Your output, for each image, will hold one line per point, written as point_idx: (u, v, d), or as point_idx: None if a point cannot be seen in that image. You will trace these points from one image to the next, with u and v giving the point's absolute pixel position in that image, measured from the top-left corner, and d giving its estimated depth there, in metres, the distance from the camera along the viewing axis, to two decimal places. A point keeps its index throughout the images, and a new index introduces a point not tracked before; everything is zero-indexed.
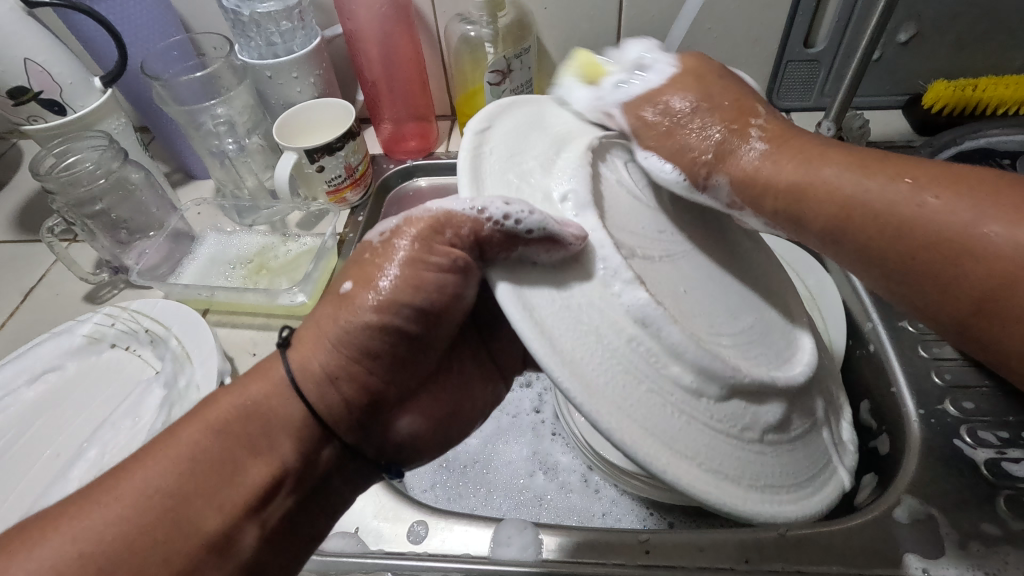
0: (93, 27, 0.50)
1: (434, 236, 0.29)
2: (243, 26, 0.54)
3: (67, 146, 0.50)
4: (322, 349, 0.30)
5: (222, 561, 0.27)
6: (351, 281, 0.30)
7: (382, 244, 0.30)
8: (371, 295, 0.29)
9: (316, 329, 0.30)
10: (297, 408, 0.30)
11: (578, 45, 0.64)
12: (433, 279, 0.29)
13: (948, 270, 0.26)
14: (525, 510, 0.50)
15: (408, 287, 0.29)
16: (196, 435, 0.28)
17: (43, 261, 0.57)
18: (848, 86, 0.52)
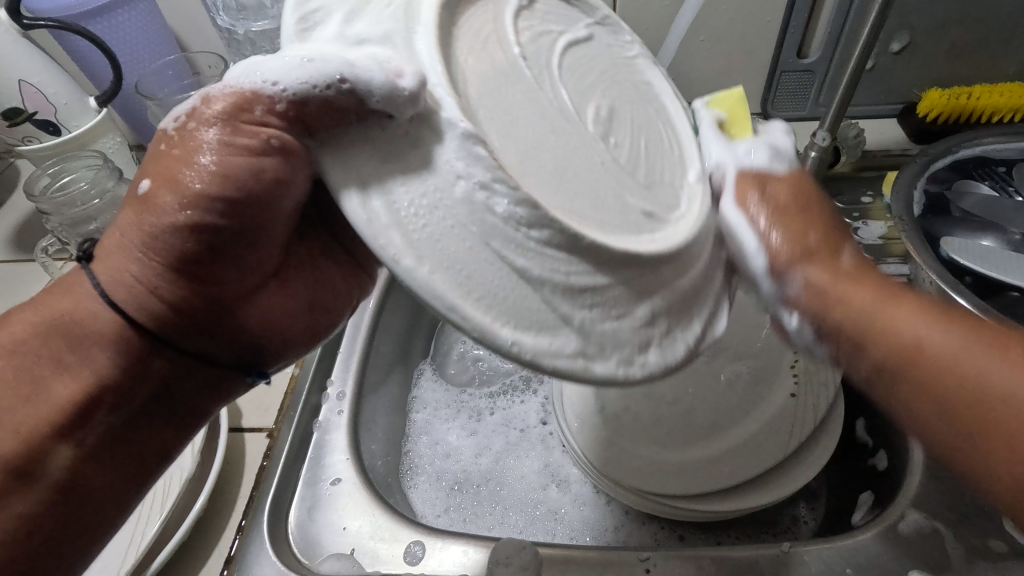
0: (88, 49, 0.50)
1: (240, 115, 0.24)
2: (237, 44, 0.55)
3: (62, 166, 0.50)
4: (131, 259, 0.26)
5: (34, 484, 0.27)
6: (148, 180, 0.25)
7: (180, 124, 0.25)
8: (170, 196, 0.24)
9: (118, 238, 0.26)
10: (110, 318, 0.27)
11: None
12: (241, 163, 0.24)
13: (881, 347, 0.26)
14: (542, 525, 0.49)
15: (219, 176, 0.24)
16: (8, 352, 0.27)
17: (39, 281, 0.57)
18: (842, 95, 0.52)
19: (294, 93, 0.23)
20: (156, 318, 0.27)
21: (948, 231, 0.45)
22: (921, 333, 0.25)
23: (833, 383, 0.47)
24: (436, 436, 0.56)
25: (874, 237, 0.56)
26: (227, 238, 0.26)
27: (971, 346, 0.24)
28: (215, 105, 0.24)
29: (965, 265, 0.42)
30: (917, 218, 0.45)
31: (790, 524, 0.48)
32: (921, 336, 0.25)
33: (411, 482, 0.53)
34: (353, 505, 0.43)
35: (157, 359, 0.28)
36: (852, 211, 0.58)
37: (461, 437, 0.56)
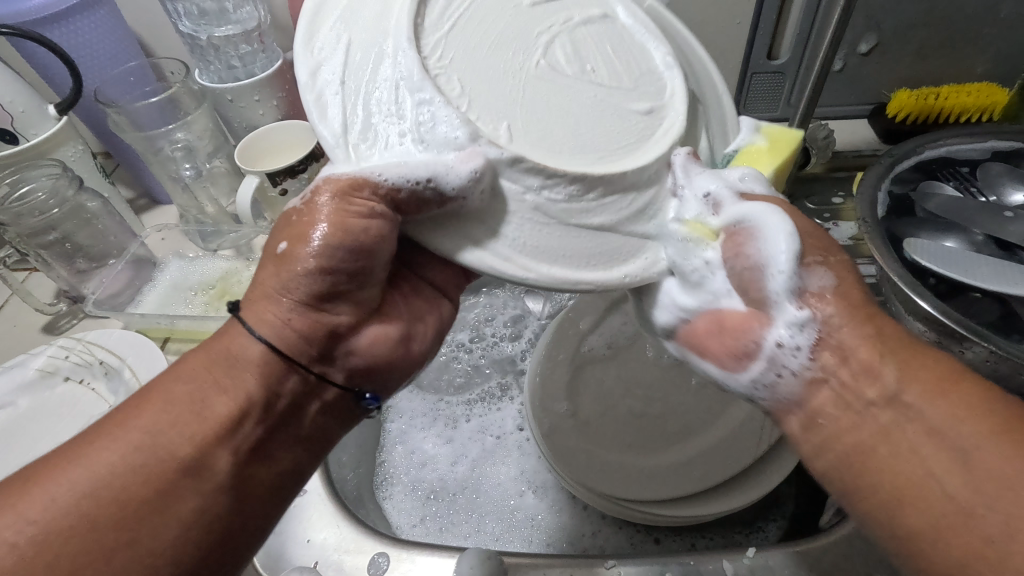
0: (45, 54, 0.49)
1: (350, 191, 0.25)
2: (201, 50, 0.54)
3: (19, 175, 0.49)
4: (275, 303, 0.27)
5: (200, 483, 0.25)
6: (285, 240, 0.27)
7: (305, 204, 0.27)
8: (306, 248, 0.26)
9: (261, 288, 0.27)
10: (257, 349, 0.27)
11: None
12: (357, 223, 0.26)
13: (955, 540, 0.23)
14: (518, 532, 0.49)
15: (337, 231, 0.26)
16: (150, 414, 0.26)
17: (2, 293, 0.56)
18: (808, 94, 0.53)
19: (391, 181, 0.25)
20: (297, 355, 0.27)
21: (913, 232, 0.45)
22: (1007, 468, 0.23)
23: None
24: (412, 445, 0.56)
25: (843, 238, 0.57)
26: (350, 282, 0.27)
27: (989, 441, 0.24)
28: (322, 192, 0.26)
29: (928, 267, 0.42)
30: (881, 219, 0.45)
31: (762, 526, 0.48)
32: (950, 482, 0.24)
33: (386, 493, 0.52)
34: (319, 517, 0.42)
35: (293, 375, 0.28)
36: (823, 211, 0.59)
37: (437, 445, 0.55)
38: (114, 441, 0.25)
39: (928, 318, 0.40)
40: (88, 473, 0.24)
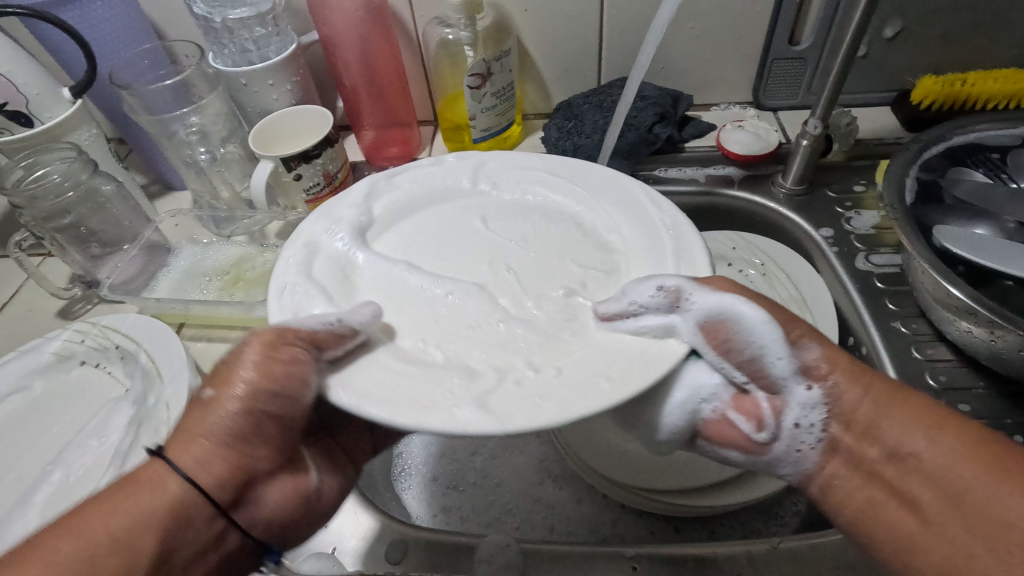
0: (60, 37, 0.49)
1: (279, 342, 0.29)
2: (215, 33, 0.53)
3: (34, 158, 0.48)
4: (198, 445, 0.28)
5: None
6: (213, 387, 0.30)
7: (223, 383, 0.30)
8: (237, 390, 0.29)
9: (198, 423, 0.29)
10: (178, 489, 0.27)
11: (560, 47, 0.62)
12: (283, 369, 0.29)
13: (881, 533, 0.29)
14: (537, 521, 0.49)
15: (265, 375, 0.29)
16: (126, 521, 0.26)
17: (16, 278, 0.56)
18: (834, 83, 0.51)
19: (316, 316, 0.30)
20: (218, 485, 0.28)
21: (940, 219, 0.44)
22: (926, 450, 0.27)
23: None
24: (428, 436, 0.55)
25: (866, 226, 0.55)
26: (276, 425, 0.30)
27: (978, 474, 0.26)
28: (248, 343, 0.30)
29: (959, 255, 0.42)
30: (910, 206, 0.45)
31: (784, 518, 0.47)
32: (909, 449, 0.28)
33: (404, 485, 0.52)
34: None
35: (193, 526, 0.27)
36: (845, 199, 0.57)
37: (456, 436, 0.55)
38: (94, 528, 0.25)
39: (958, 306, 0.40)
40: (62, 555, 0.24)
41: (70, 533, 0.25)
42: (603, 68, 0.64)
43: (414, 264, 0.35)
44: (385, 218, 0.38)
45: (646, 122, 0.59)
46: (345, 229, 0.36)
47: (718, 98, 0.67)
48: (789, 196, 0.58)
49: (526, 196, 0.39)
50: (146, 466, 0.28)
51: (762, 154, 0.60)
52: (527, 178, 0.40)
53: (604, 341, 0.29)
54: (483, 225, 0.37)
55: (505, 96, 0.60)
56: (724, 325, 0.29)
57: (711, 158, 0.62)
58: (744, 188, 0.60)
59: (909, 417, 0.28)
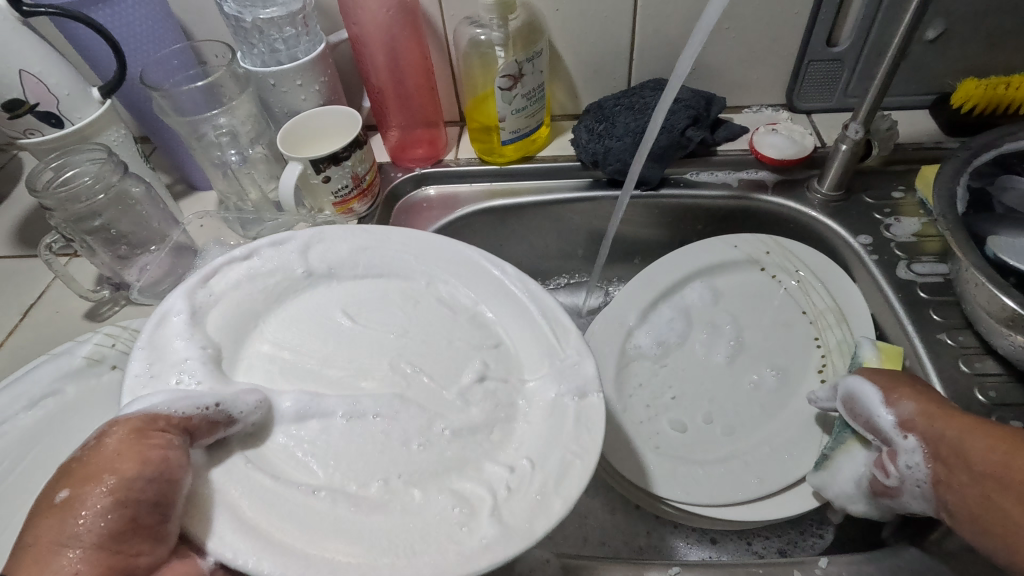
0: (91, 36, 0.48)
1: (146, 431, 0.28)
2: (245, 33, 0.52)
3: (64, 160, 0.48)
4: (66, 555, 0.24)
5: None
6: (67, 488, 0.26)
7: (84, 459, 0.27)
8: (94, 494, 0.25)
9: (42, 546, 0.25)
10: None
11: (592, 47, 0.61)
12: (153, 452, 0.27)
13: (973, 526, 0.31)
14: (575, 532, 0.48)
15: (134, 462, 0.26)
16: None
17: (44, 279, 0.56)
18: (878, 87, 0.49)
19: (183, 412, 0.29)
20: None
21: (992, 229, 0.43)
22: (966, 441, 0.32)
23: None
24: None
25: (907, 234, 0.54)
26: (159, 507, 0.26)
27: (998, 449, 0.30)
28: (112, 427, 0.28)
29: (1013, 266, 0.40)
30: (960, 215, 0.43)
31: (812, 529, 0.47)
32: (958, 445, 0.32)
33: None
34: None
35: None
36: (883, 206, 0.56)
37: None
38: None
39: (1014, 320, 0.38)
40: None
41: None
42: (634, 69, 0.63)
43: (294, 373, 0.34)
44: (243, 320, 0.35)
45: (679, 125, 0.58)
46: (195, 347, 0.33)
47: (751, 100, 0.66)
48: (825, 203, 0.57)
49: (376, 274, 0.39)
50: None
51: (798, 158, 0.59)
52: (363, 256, 0.39)
53: (505, 439, 0.33)
54: (353, 325, 0.37)
55: (535, 98, 0.59)
56: (854, 401, 0.40)
57: (744, 162, 0.61)
58: (779, 192, 0.59)
59: (949, 421, 0.34)
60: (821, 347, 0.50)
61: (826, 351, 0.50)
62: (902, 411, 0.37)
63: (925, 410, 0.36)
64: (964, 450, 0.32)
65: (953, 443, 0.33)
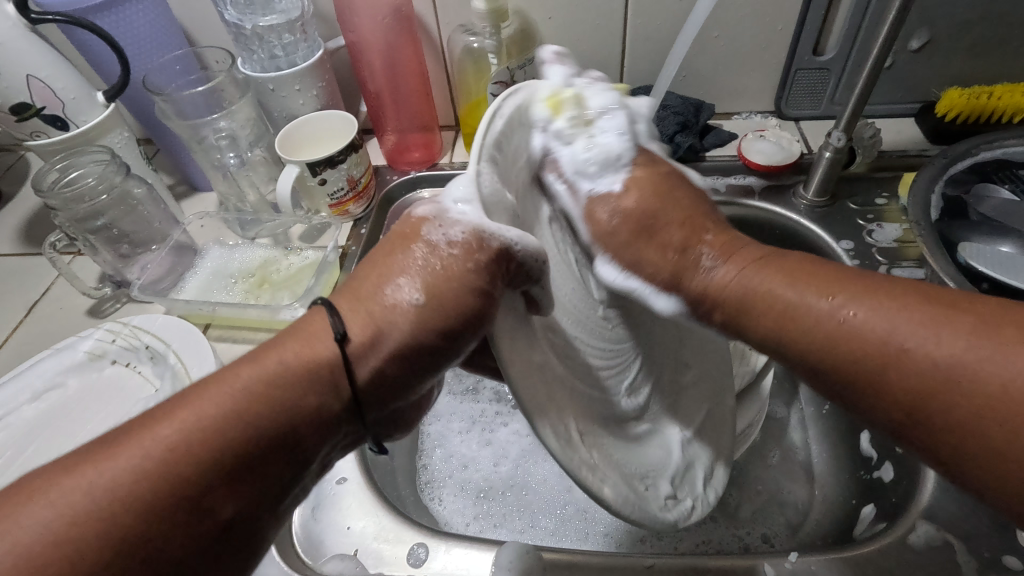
0: (96, 42, 0.50)
1: (483, 250, 0.28)
2: (246, 39, 0.54)
3: (69, 161, 0.50)
4: (391, 319, 0.28)
5: (193, 533, 0.23)
6: (408, 279, 0.28)
7: (426, 220, 0.29)
8: (411, 287, 0.28)
9: (371, 285, 0.29)
10: (357, 371, 0.27)
11: (584, 55, 0.62)
12: (469, 274, 0.28)
13: (881, 404, 0.26)
14: (572, 526, 0.50)
15: (465, 252, 0.28)
16: (240, 387, 0.25)
17: (48, 276, 0.58)
18: (858, 96, 0.50)
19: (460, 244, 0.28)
20: (368, 376, 0.27)
21: (966, 236, 0.44)
22: (894, 333, 0.25)
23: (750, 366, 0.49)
24: (450, 448, 0.56)
25: (888, 240, 0.55)
26: (437, 354, 0.28)
27: (925, 311, 0.25)
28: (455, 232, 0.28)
29: (983, 272, 0.42)
30: (934, 222, 0.44)
31: (779, 526, 0.49)
32: (866, 325, 0.26)
33: (434, 496, 0.52)
34: (358, 505, 0.43)
35: (341, 415, 0.27)
36: (867, 212, 0.57)
37: (476, 447, 0.56)
38: (270, 391, 0.25)
39: None
40: (186, 414, 0.24)
41: (130, 446, 0.23)
42: (625, 76, 0.64)
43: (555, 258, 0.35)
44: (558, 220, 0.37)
45: (668, 131, 0.60)
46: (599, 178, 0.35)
47: (740, 107, 0.67)
48: (810, 208, 0.58)
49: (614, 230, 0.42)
50: (308, 319, 0.28)
51: (784, 165, 0.60)
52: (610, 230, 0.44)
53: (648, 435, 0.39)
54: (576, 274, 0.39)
55: None
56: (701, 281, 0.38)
57: (732, 168, 0.62)
58: (766, 197, 0.60)
59: (870, 298, 0.27)
60: None
61: None
62: (715, 270, 0.32)
63: (722, 250, 0.33)
64: (893, 342, 0.25)
65: (858, 326, 0.26)
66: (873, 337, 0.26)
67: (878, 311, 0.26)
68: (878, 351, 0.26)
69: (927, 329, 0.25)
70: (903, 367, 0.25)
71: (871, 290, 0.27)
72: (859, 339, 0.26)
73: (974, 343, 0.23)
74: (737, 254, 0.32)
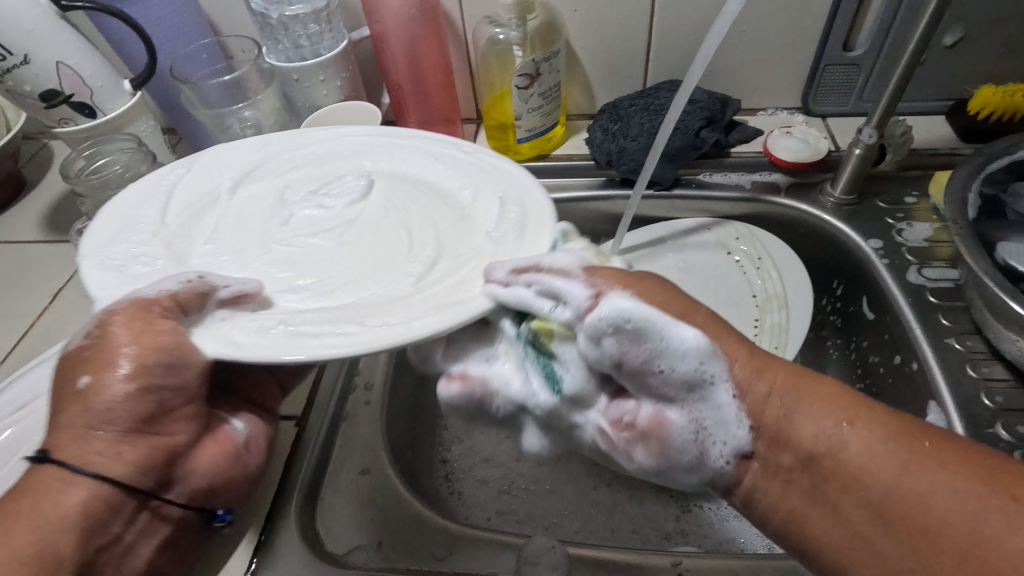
0: (124, 30, 0.50)
1: (144, 315, 0.30)
2: (271, 29, 0.54)
3: (96, 148, 0.50)
4: (89, 440, 0.29)
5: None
6: (86, 376, 0.30)
7: (164, 303, 0.30)
8: (121, 369, 0.29)
9: (69, 433, 0.29)
10: (115, 473, 0.29)
11: (608, 49, 0.62)
12: (165, 339, 0.29)
13: (876, 543, 0.25)
14: (597, 525, 0.50)
15: (149, 351, 0.29)
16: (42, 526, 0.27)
17: (72, 263, 0.58)
18: (891, 93, 0.49)
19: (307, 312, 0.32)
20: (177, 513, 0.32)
21: (1002, 236, 0.43)
22: (833, 443, 0.26)
23: None
24: (469, 442, 0.56)
25: (919, 239, 0.54)
26: (175, 397, 0.31)
27: (901, 467, 0.25)
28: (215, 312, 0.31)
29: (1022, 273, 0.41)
30: (972, 220, 0.43)
31: None
32: (816, 439, 0.27)
33: (455, 490, 0.52)
34: (380, 496, 0.42)
35: (141, 512, 0.31)
36: (896, 210, 0.56)
37: (496, 442, 0.56)
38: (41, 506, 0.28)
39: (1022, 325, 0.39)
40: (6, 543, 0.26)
41: None
42: (650, 70, 0.63)
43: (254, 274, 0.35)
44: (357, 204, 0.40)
45: (693, 126, 0.59)
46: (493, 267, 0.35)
47: (766, 103, 0.66)
48: (838, 206, 0.57)
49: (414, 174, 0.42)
50: (33, 475, 0.29)
51: (811, 162, 0.59)
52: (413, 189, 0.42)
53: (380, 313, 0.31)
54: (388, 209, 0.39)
55: (551, 96, 0.60)
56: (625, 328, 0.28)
57: (758, 165, 0.62)
58: (792, 195, 0.59)
59: (821, 412, 0.27)
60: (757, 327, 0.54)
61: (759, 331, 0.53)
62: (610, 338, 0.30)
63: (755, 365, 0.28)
64: (834, 443, 0.26)
65: (798, 394, 0.28)
66: (829, 456, 0.26)
67: (878, 460, 0.25)
68: (864, 520, 0.25)
69: (907, 481, 0.24)
70: (852, 484, 0.25)
71: (929, 448, 0.25)
72: (855, 477, 0.25)
73: (999, 523, 0.22)
74: (760, 359, 0.28)
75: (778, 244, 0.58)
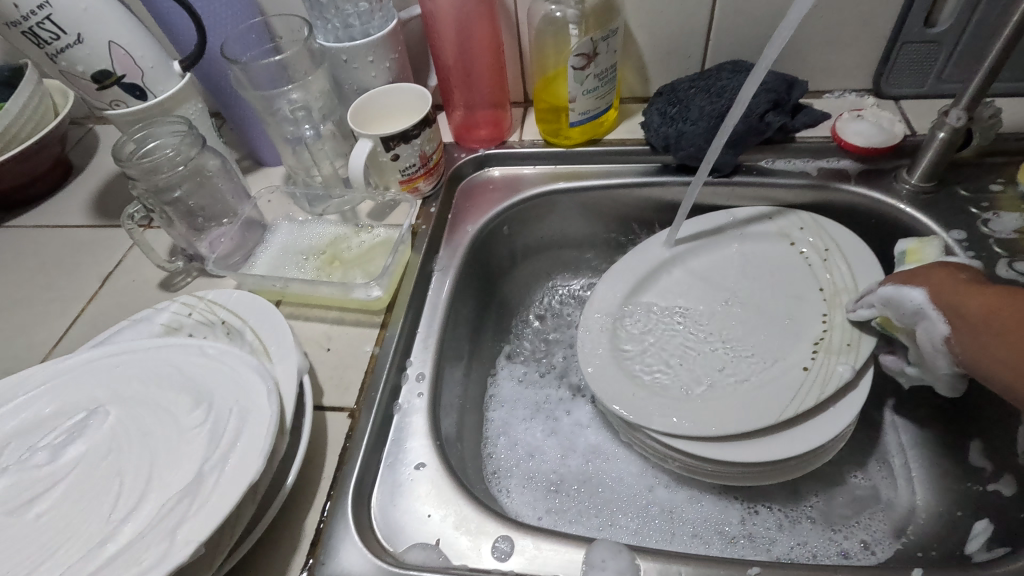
0: (174, 10, 0.49)
1: None
2: (321, 8, 0.53)
3: (148, 131, 0.49)
4: None
5: None
6: None
7: None
8: None
9: None
10: None
11: (667, 27, 0.59)
12: None
13: None
14: (654, 528, 0.48)
15: None
16: None
17: (121, 248, 0.58)
18: (986, 72, 0.45)
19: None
20: None
21: None
22: None
23: (852, 359, 0.46)
24: (515, 436, 0.54)
25: (1007, 230, 0.50)
26: None
27: None
28: None
29: None
30: None
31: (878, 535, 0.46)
32: None
33: (504, 487, 0.50)
34: (436, 492, 0.41)
35: None
36: (980, 199, 0.53)
37: (542, 438, 0.54)
38: None
39: None
40: None
41: None
42: (710, 50, 0.60)
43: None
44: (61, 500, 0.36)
45: (759, 109, 0.55)
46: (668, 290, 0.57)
47: (833, 84, 0.62)
48: (914, 194, 0.53)
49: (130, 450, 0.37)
50: None
51: (884, 147, 0.55)
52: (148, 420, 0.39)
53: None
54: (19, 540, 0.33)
55: (607, 78, 0.57)
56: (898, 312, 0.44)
57: (825, 149, 0.58)
58: (863, 182, 0.56)
59: None
60: (825, 322, 0.50)
61: (828, 326, 0.50)
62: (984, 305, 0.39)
63: None
64: None
65: None
66: None
67: None
68: None
69: None
70: None
71: None
72: None
73: None
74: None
75: (846, 235, 0.54)
